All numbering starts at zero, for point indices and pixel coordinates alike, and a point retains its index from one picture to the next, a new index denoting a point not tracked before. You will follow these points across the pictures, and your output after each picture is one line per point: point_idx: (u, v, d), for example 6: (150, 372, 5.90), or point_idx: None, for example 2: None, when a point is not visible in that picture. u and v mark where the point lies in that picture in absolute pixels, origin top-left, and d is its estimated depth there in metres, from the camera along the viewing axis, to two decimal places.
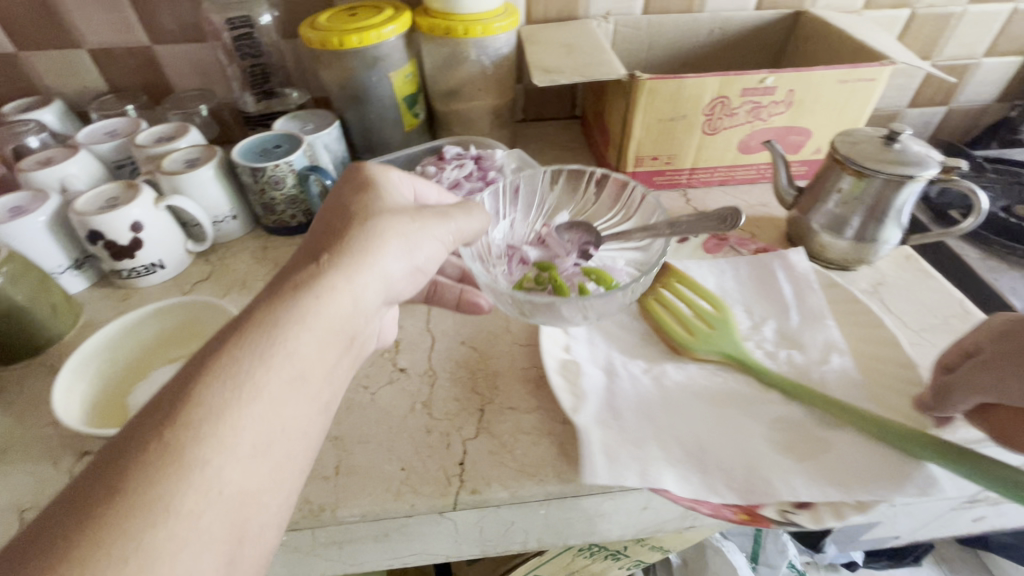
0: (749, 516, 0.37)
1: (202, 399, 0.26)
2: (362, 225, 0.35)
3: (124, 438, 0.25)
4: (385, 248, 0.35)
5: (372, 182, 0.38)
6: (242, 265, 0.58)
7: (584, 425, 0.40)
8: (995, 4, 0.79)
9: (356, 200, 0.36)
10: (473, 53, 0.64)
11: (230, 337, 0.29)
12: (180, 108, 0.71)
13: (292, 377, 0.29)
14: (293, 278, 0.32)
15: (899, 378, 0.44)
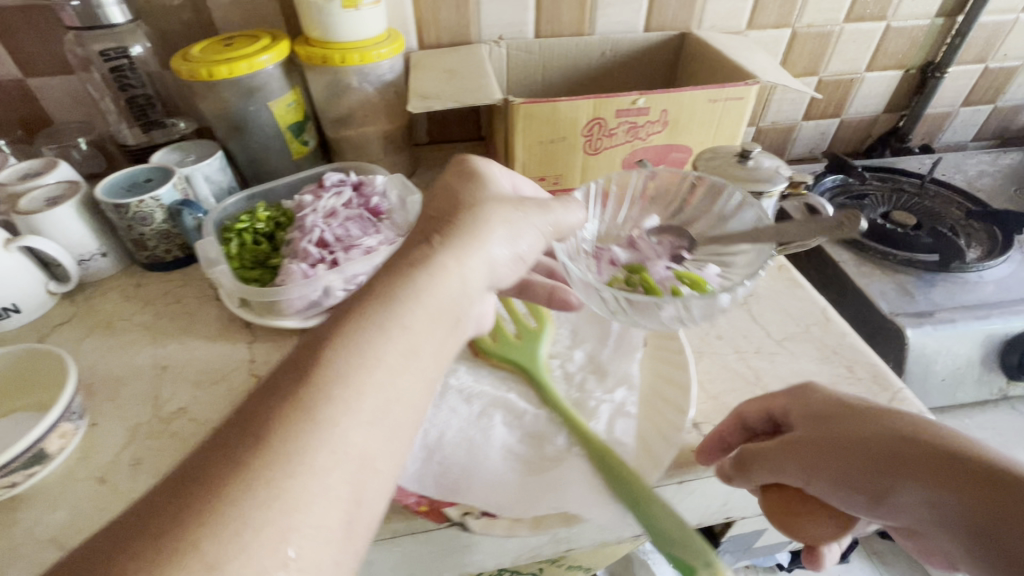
0: (428, 509, 0.38)
1: (318, 382, 0.26)
2: (443, 212, 0.36)
3: (248, 413, 0.25)
4: (498, 232, 0.35)
5: (475, 169, 0.39)
6: (110, 305, 0.56)
7: (424, 461, 0.39)
8: (869, 23, 0.84)
9: (460, 188, 0.38)
10: (355, 80, 0.64)
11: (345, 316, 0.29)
12: (57, 141, 0.68)
13: (398, 353, 0.28)
14: (406, 256, 0.32)
15: (671, 403, 0.43)
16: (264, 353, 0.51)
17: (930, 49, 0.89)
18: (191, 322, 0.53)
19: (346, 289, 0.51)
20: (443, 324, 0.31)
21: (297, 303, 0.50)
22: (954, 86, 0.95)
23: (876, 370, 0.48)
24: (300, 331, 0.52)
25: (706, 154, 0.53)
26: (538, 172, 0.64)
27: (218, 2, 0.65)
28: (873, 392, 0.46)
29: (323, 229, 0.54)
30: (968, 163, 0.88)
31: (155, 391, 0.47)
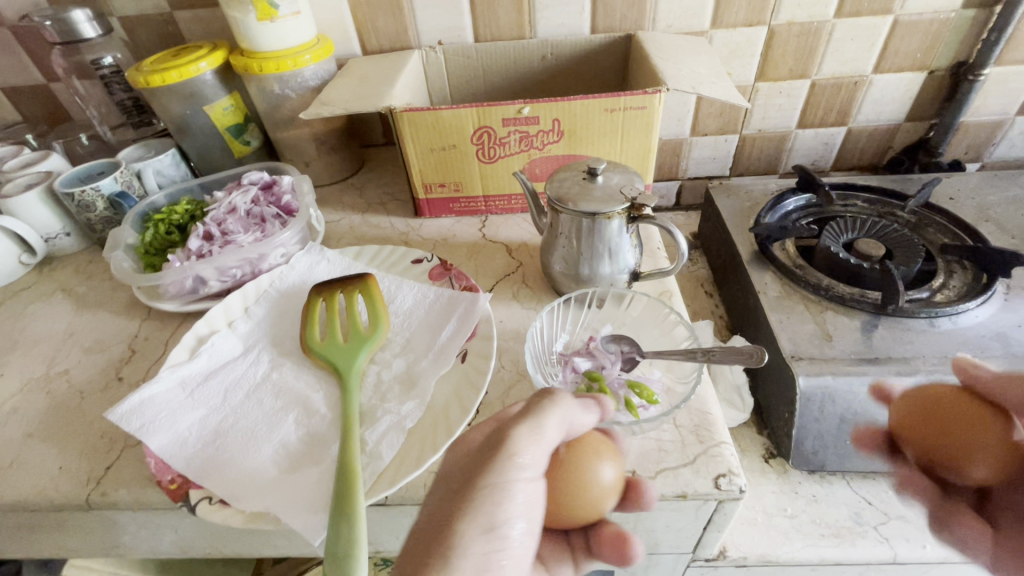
0: (176, 487, 0.41)
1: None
2: (437, 493, 0.34)
3: None
4: (470, 532, 0.31)
5: (466, 438, 0.37)
6: (65, 276, 0.67)
7: (202, 446, 0.43)
8: (869, 18, 0.72)
9: (447, 474, 0.35)
10: (279, 87, 0.69)
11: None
12: (64, 136, 0.80)
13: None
14: (458, 484, 0.33)
15: (448, 422, 0.43)
16: (148, 330, 0.58)
17: (960, 48, 0.74)
18: (110, 298, 0.63)
19: (218, 279, 0.57)
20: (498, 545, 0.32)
21: (173, 289, 0.57)
22: (1001, 92, 0.78)
23: (698, 420, 0.42)
24: (181, 314, 0.58)
25: (559, 174, 0.51)
26: (437, 179, 0.65)
27: (183, 16, 0.74)
28: (684, 442, 0.41)
29: (213, 225, 0.60)
30: (994, 187, 0.72)
31: (56, 352, 0.56)
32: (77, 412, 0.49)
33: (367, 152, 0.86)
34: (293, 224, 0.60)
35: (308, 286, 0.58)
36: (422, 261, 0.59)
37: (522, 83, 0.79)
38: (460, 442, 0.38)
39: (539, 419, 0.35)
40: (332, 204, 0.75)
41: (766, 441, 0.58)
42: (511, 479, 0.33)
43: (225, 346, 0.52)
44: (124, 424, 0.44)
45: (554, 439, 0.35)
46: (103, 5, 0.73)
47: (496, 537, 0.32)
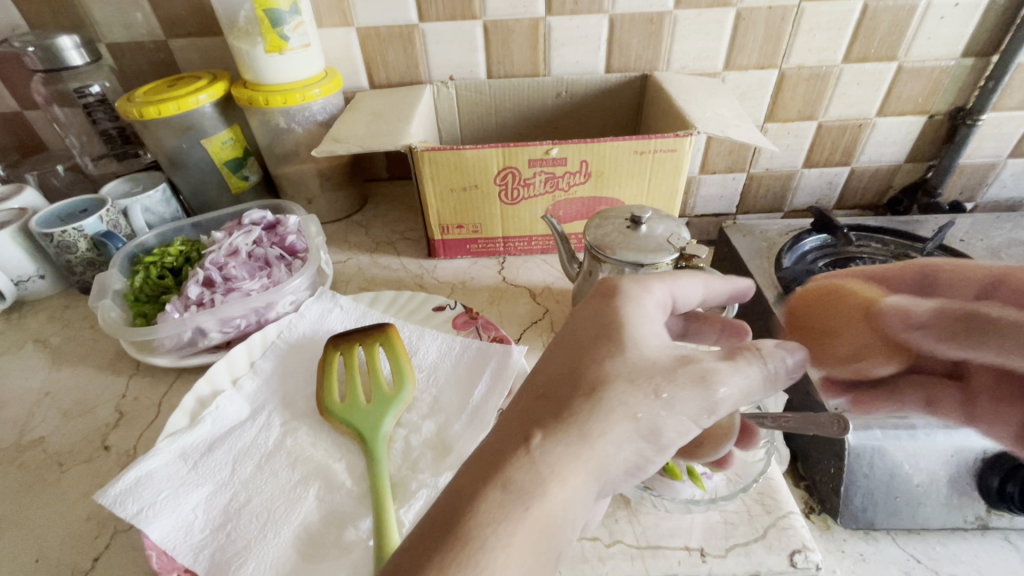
0: None
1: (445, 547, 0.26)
2: (582, 358, 0.32)
3: (488, 450, 0.30)
4: (620, 416, 0.30)
5: (613, 305, 0.35)
6: (37, 324, 0.61)
7: (210, 531, 0.38)
8: (875, 64, 0.73)
9: (590, 336, 0.33)
10: (284, 121, 0.65)
11: (485, 464, 0.29)
12: (37, 168, 0.73)
13: (532, 538, 0.27)
14: (621, 373, 0.31)
15: None
16: (138, 388, 0.52)
17: (958, 93, 0.76)
18: (92, 351, 0.56)
19: (220, 330, 0.52)
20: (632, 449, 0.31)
21: (169, 342, 0.51)
22: (995, 136, 0.80)
23: (763, 488, 0.40)
24: (177, 369, 0.53)
25: (597, 221, 0.48)
26: (455, 220, 0.62)
27: (178, 44, 0.70)
28: (751, 513, 0.39)
29: (213, 269, 0.55)
30: (995, 229, 0.74)
31: (30, 416, 0.50)
32: (57, 490, 0.43)
33: (371, 187, 0.83)
34: (304, 269, 0.56)
35: (320, 336, 0.53)
36: (444, 308, 0.56)
37: (534, 120, 0.77)
38: (610, 290, 0.36)
39: (739, 362, 0.33)
40: (338, 244, 0.71)
41: (805, 494, 0.55)
42: (673, 390, 0.31)
43: (231, 408, 0.46)
44: (119, 510, 0.38)
45: (749, 382, 0.32)
46: (91, 31, 0.68)
47: (647, 442, 0.31)
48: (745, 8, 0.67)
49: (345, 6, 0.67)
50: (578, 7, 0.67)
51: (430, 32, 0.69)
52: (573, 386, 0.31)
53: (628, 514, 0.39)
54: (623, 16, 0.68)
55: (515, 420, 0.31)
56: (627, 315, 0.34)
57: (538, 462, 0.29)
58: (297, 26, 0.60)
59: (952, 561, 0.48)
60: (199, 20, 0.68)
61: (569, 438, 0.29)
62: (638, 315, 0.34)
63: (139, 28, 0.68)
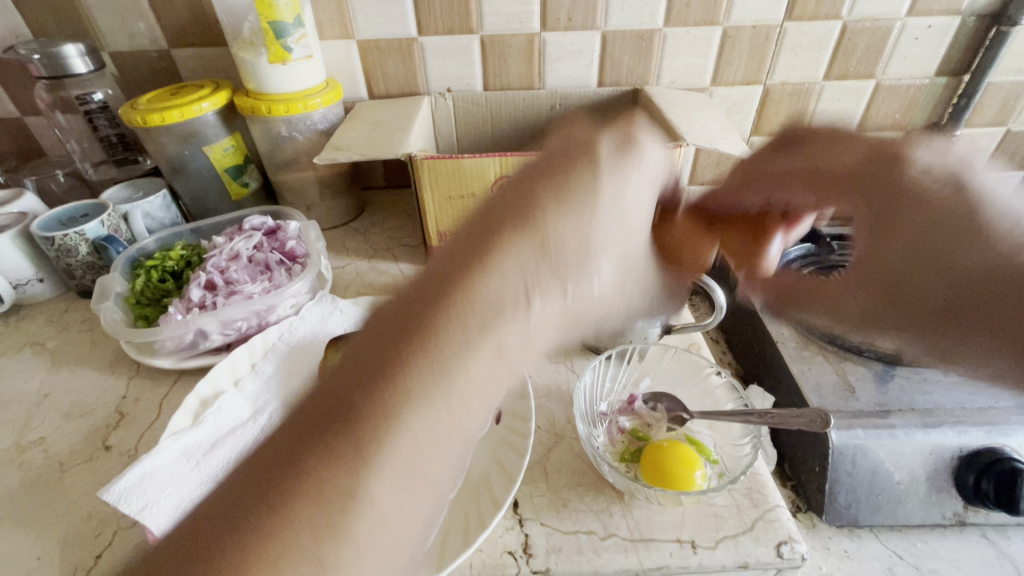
0: None
1: (381, 411, 0.24)
2: (568, 210, 0.27)
3: (428, 304, 0.26)
4: (581, 297, 0.28)
5: (606, 154, 0.28)
6: (35, 327, 0.61)
7: None
8: (855, 81, 0.76)
9: (579, 190, 0.27)
10: (286, 129, 0.67)
11: (418, 324, 0.26)
12: (36, 172, 0.74)
13: (472, 401, 0.26)
14: (604, 250, 0.28)
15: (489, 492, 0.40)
16: (138, 390, 0.52)
17: (933, 110, 0.80)
18: (91, 353, 0.57)
19: (222, 333, 0.53)
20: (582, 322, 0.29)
21: (171, 344, 0.52)
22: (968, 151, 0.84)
23: (751, 483, 0.42)
24: (176, 371, 0.54)
25: None
26: (452, 227, 0.64)
27: (181, 53, 0.71)
28: (740, 507, 0.40)
29: (215, 273, 0.56)
30: None
31: (28, 417, 0.50)
32: (57, 490, 0.44)
33: (368, 195, 0.84)
34: (304, 273, 0.57)
35: (320, 339, 0.54)
36: None
37: (529, 131, 0.80)
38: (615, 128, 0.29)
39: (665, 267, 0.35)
40: (336, 250, 0.73)
41: (791, 493, 0.56)
42: (629, 274, 0.30)
43: (233, 408, 0.47)
44: (124, 507, 0.38)
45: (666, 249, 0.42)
46: (95, 39, 0.69)
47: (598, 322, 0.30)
48: (731, 27, 0.71)
49: (346, 19, 0.69)
50: (572, 23, 0.70)
51: (429, 46, 0.72)
52: (542, 248, 0.27)
53: (622, 509, 0.40)
54: (615, 33, 0.71)
55: (468, 249, 0.27)
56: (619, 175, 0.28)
57: (503, 333, 0.26)
58: (301, 38, 0.62)
59: (932, 556, 0.50)
60: (203, 30, 0.69)
61: (534, 322, 0.27)
62: (640, 170, 0.29)
63: (142, 37, 0.69)
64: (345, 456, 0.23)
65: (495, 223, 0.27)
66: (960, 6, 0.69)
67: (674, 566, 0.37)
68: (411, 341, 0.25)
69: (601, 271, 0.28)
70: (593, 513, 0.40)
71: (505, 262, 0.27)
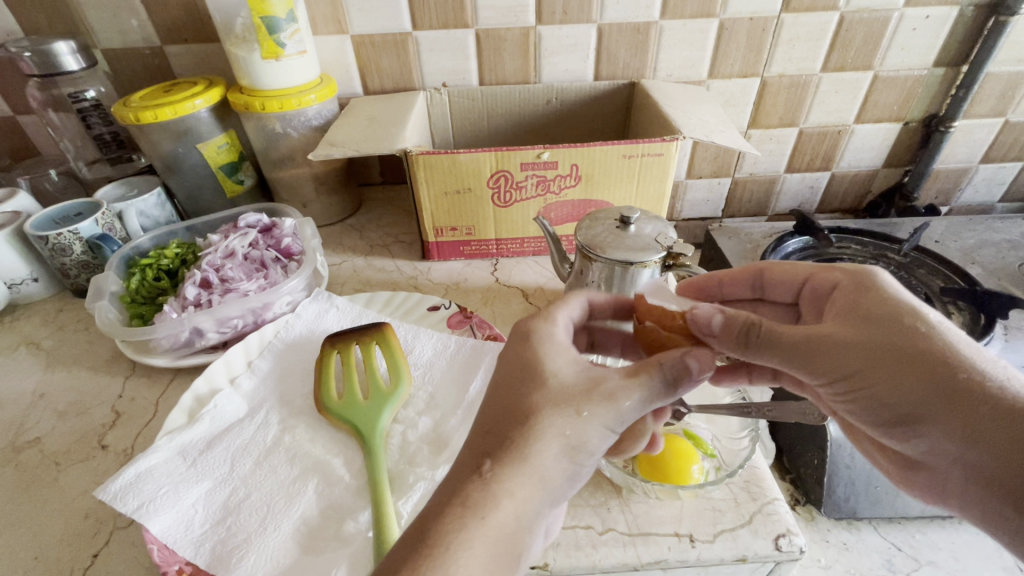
0: None
1: (454, 533, 0.28)
2: (501, 406, 0.33)
3: (424, 515, 0.30)
4: (544, 414, 0.32)
5: (531, 334, 0.37)
6: (30, 327, 0.61)
7: (212, 525, 0.38)
8: (852, 72, 0.76)
9: (523, 371, 0.35)
10: (280, 126, 0.66)
11: (419, 525, 0.29)
12: (30, 171, 0.73)
13: (489, 548, 0.29)
14: (539, 391, 0.33)
15: None
16: (134, 389, 0.52)
17: (932, 101, 0.79)
18: (87, 352, 0.57)
19: (217, 331, 0.52)
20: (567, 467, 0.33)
21: (166, 343, 0.52)
22: (967, 142, 0.84)
23: (749, 476, 0.42)
24: (172, 370, 0.53)
25: (588, 222, 0.50)
26: (449, 223, 0.64)
27: (174, 50, 0.71)
28: (738, 500, 0.40)
29: (210, 271, 0.56)
30: (965, 232, 0.78)
31: (24, 418, 0.50)
32: (53, 489, 0.43)
33: (365, 191, 0.84)
34: (300, 270, 0.56)
35: (316, 336, 0.54)
36: (439, 308, 0.57)
37: (525, 126, 0.79)
38: (524, 333, 0.37)
39: (641, 378, 0.34)
40: (332, 247, 0.72)
41: (790, 486, 0.55)
42: (592, 408, 0.32)
43: (229, 406, 0.47)
44: (119, 506, 0.38)
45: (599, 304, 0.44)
46: (87, 36, 0.68)
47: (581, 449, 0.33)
48: (728, 19, 0.70)
49: (340, 14, 0.69)
50: (568, 16, 0.70)
51: (424, 40, 0.71)
52: (558, 452, 0.32)
53: (620, 504, 0.40)
54: (611, 26, 0.71)
55: (449, 478, 0.31)
56: (641, 383, 0.34)
57: (489, 483, 0.30)
58: (293, 34, 0.62)
59: (931, 548, 0.50)
60: (195, 27, 0.69)
61: (506, 482, 0.30)
62: (551, 342, 0.36)
63: (135, 34, 0.69)
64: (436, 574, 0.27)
65: (488, 427, 0.33)
66: None
67: (672, 560, 0.37)
68: (460, 478, 0.30)
69: (552, 429, 0.32)
70: (591, 508, 0.40)
71: (462, 465, 0.31)
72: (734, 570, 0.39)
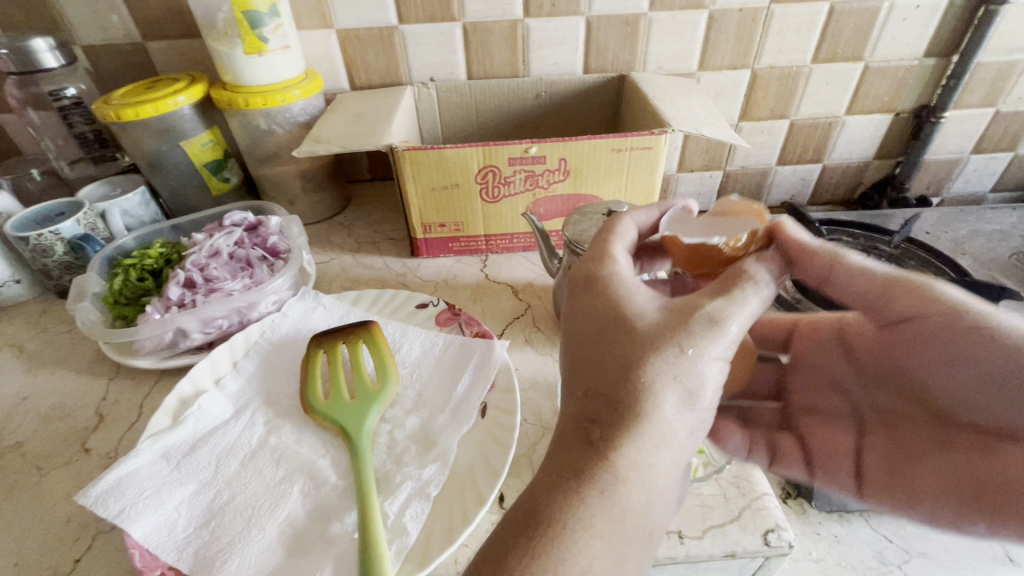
0: None
1: (576, 509, 0.29)
2: (595, 363, 0.33)
3: (548, 483, 0.30)
4: (643, 362, 0.31)
5: (600, 280, 0.36)
6: (13, 329, 0.60)
7: (197, 528, 0.38)
8: (843, 63, 0.75)
9: (612, 321, 0.34)
10: (265, 122, 0.65)
11: (544, 491, 0.30)
12: (12, 171, 0.72)
13: (627, 506, 0.29)
14: (630, 340, 0.32)
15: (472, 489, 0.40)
16: (118, 391, 0.51)
17: (922, 92, 0.79)
18: (70, 354, 0.56)
19: (202, 331, 0.52)
20: (684, 409, 0.32)
21: (150, 344, 0.51)
22: (958, 133, 0.83)
23: (738, 472, 0.42)
24: (157, 371, 0.53)
25: (575, 217, 0.49)
26: (437, 219, 0.63)
27: (156, 46, 0.70)
28: (727, 496, 0.40)
29: (195, 270, 0.55)
30: (956, 223, 0.78)
31: (6, 422, 0.49)
32: (35, 494, 0.43)
33: (353, 188, 0.83)
34: (286, 268, 0.56)
35: (303, 335, 0.53)
36: (427, 306, 0.57)
37: (514, 120, 0.79)
38: (593, 281, 0.36)
39: (733, 295, 0.33)
40: (320, 245, 0.71)
41: (781, 480, 0.54)
42: (697, 345, 0.32)
43: (214, 408, 0.46)
44: (100, 510, 0.38)
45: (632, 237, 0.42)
46: (66, 33, 0.67)
47: (691, 390, 0.32)
48: (718, 11, 0.69)
49: (324, 8, 0.68)
50: (556, 9, 0.69)
51: (410, 34, 0.70)
52: (674, 405, 0.31)
53: None
54: (600, 18, 0.70)
55: (562, 448, 0.31)
56: (736, 301, 0.33)
57: (605, 447, 0.30)
58: (277, 28, 0.60)
59: (921, 539, 0.50)
60: (177, 22, 0.68)
61: (626, 443, 0.30)
62: (630, 288, 0.35)
63: (115, 30, 0.68)
64: (560, 551, 0.28)
65: (580, 391, 0.33)
66: None
67: (661, 557, 0.37)
68: (574, 452, 0.31)
69: (658, 380, 0.31)
70: None
71: (569, 434, 0.31)
72: (723, 566, 0.39)
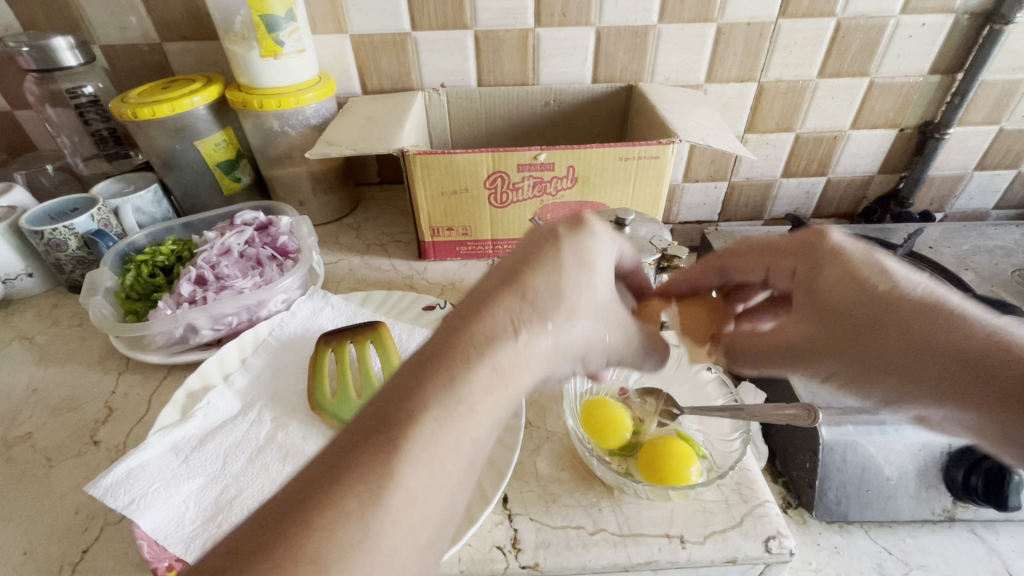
0: None
1: (469, 389, 0.27)
2: (543, 272, 0.31)
3: (456, 349, 0.28)
4: (575, 306, 0.32)
5: (588, 225, 0.34)
6: (24, 322, 0.61)
7: (205, 520, 0.39)
8: (848, 79, 0.76)
9: (568, 251, 0.32)
10: (278, 124, 0.66)
11: (449, 361, 0.27)
12: (26, 166, 0.73)
13: (501, 410, 0.28)
14: (572, 285, 0.32)
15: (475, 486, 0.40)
16: (128, 386, 0.52)
17: (927, 108, 0.80)
18: (81, 348, 0.57)
19: (212, 328, 0.52)
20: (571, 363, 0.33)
21: (160, 339, 0.52)
22: (962, 149, 0.84)
23: (740, 479, 0.42)
24: (166, 365, 0.53)
25: None
26: (445, 223, 0.64)
27: (173, 47, 0.71)
28: (729, 502, 0.40)
29: (206, 268, 0.56)
30: (958, 238, 0.79)
31: (16, 413, 0.50)
32: (45, 484, 0.43)
33: (362, 191, 0.84)
34: (295, 269, 0.56)
35: (311, 335, 0.54)
36: (434, 308, 0.58)
37: (522, 127, 0.80)
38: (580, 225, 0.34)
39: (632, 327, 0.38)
40: (329, 245, 0.72)
41: (782, 489, 0.55)
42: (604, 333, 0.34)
43: (222, 404, 0.47)
44: (109, 501, 0.38)
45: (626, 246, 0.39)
46: (86, 33, 0.68)
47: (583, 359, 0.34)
48: (725, 24, 0.70)
49: (339, 14, 0.69)
50: (567, 19, 0.70)
51: (423, 41, 0.71)
52: (569, 351, 0.32)
53: (611, 505, 0.40)
54: (609, 28, 0.71)
55: (478, 315, 0.29)
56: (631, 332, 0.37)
57: (518, 350, 0.29)
58: (292, 32, 0.62)
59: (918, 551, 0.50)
60: (194, 24, 0.69)
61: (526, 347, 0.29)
62: (605, 245, 0.34)
63: (134, 31, 0.69)
64: (445, 424, 0.26)
65: (505, 284, 0.31)
66: (953, 4, 0.69)
67: (662, 561, 0.37)
68: (490, 337, 0.29)
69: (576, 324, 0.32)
70: (582, 509, 0.40)
71: (498, 310, 0.30)
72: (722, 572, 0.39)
